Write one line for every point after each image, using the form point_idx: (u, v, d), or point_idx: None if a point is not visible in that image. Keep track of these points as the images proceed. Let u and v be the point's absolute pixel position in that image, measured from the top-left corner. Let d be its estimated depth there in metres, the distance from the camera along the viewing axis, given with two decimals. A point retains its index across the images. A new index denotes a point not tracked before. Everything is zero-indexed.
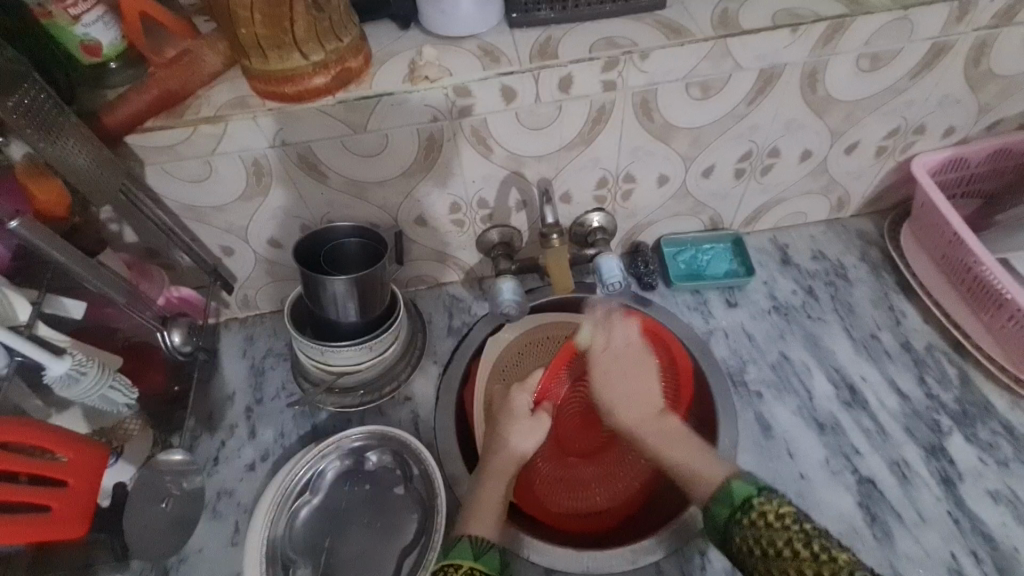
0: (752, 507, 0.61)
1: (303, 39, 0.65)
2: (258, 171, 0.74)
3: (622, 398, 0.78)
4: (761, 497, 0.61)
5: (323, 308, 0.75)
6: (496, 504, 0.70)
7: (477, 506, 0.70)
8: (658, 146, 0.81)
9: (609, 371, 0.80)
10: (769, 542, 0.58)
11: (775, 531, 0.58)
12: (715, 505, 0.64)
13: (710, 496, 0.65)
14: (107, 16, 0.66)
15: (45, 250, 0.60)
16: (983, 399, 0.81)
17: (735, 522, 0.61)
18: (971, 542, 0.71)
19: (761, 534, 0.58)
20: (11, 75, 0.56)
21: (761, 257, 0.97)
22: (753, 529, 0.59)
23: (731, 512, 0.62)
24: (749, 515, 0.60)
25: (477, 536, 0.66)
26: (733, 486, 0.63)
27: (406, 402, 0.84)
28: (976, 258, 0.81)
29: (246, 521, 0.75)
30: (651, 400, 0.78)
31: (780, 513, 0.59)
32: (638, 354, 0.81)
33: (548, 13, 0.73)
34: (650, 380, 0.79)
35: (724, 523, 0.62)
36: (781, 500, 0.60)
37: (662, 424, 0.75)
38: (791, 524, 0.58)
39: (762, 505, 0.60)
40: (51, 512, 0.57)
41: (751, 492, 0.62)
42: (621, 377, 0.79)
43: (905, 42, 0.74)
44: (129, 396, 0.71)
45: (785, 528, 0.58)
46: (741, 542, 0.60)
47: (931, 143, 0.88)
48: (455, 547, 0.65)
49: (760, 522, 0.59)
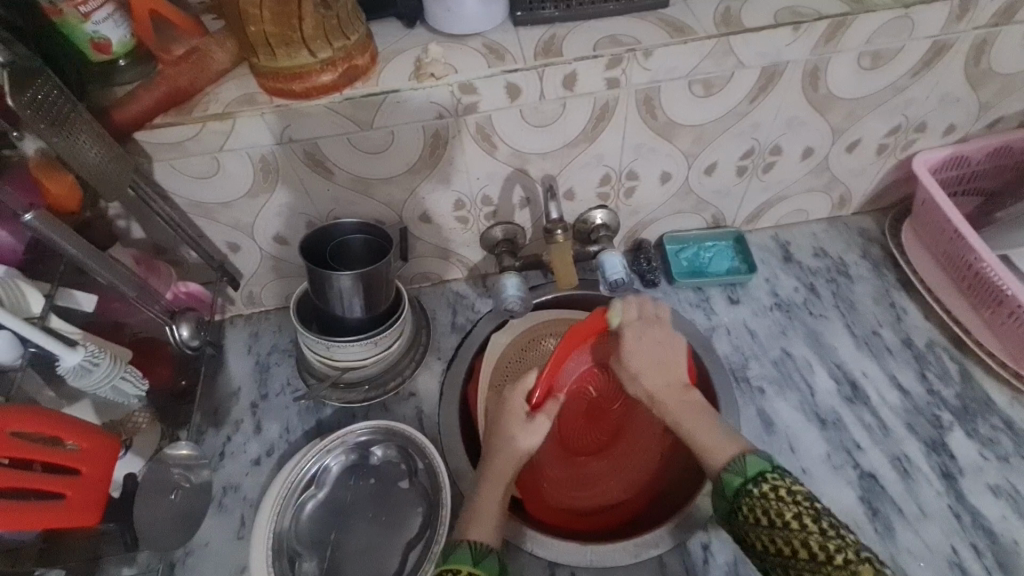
0: (763, 480, 0.60)
1: (311, 37, 0.66)
2: (265, 167, 0.75)
3: (648, 368, 0.77)
4: (774, 473, 0.60)
5: (329, 303, 0.75)
6: (496, 512, 0.69)
7: (477, 512, 0.68)
8: (660, 144, 0.81)
9: (639, 337, 0.78)
10: (778, 514, 0.57)
11: (785, 504, 0.57)
12: (727, 475, 0.62)
13: (725, 466, 0.64)
14: (117, 14, 0.67)
15: (57, 243, 0.61)
16: (984, 395, 0.81)
17: (746, 493, 0.60)
18: (972, 536, 0.71)
19: (771, 506, 0.58)
20: (26, 69, 0.58)
21: (763, 255, 0.97)
22: (762, 502, 0.59)
23: (743, 483, 0.61)
24: (760, 487, 0.60)
25: (476, 543, 0.64)
26: (748, 460, 0.62)
27: (410, 398, 0.85)
28: (976, 255, 0.82)
29: (252, 514, 0.75)
30: (675, 372, 0.76)
31: (792, 489, 0.58)
32: (667, 328, 0.79)
33: (552, 12, 0.74)
34: (671, 354, 0.78)
35: (733, 494, 0.61)
36: (793, 479, 0.60)
37: (686, 397, 0.74)
38: (802, 501, 0.57)
39: (774, 480, 0.60)
40: (65, 499, 0.57)
41: (765, 468, 0.61)
42: (650, 345, 0.78)
43: (906, 40, 0.75)
44: (140, 389, 0.72)
45: (796, 502, 0.57)
46: (748, 513, 0.59)
47: (932, 141, 0.89)
48: (454, 553, 0.63)
49: (771, 495, 0.59)
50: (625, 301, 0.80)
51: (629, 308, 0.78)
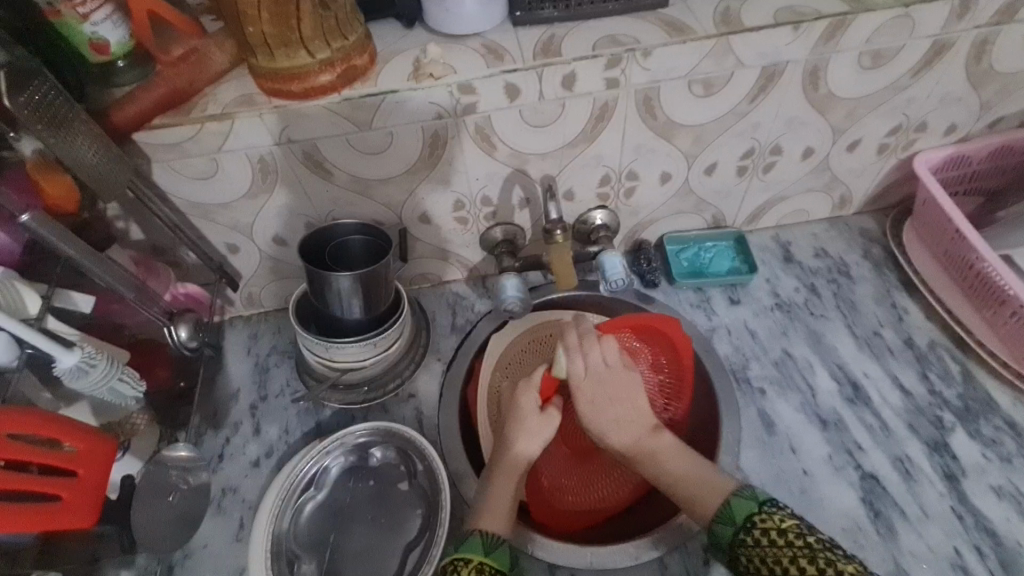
0: (754, 524, 0.63)
1: (309, 37, 0.66)
2: (263, 168, 0.75)
3: (607, 427, 0.75)
4: (762, 514, 0.63)
5: (328, 305, 0.75)
6: (508, 501, 0.71)
7: (487, 502, 0.71)
8: (660, 144, 0.81)
9: (594, 397, 0.75)
10: (775, 560, 0.60)
11: (780, 550, 0.60)
12: (717, 524, 0.65)
13: (715, 515, 0.66)
14: (116, 16, 0.67)
15: (55, 244, 0.60)
16: (986, 395, 0.81)
17: (739, 540, 0.63)
18: (974, 538, 0.71)
19: (767, 553, 0.61)
20: (22, 71, 0.57)
21: (763, 255, 0.97)
22: (757, 549, 0.62)
23: (735, 533, 0.64)
24: (752, 534, 0.63)
25: (487, 533, 0.67)
26: (733, 506, 0.65)
27: (409, 399, 0.85)
28: (978, 255, 0.82)
29: (251, 516, 0.75)
30: (641, 421, 0.75)
31: (783, 529, 0.61)
32: (622, 374, 0.76)
33: (551, 11, 0.74)
34: (627, 401, 0.75)
35: (728, 544, 0.64)
36: (781, 515, 0.63)
37: (664, 441, 0.75)
38: (795, 540, 0.60)
39: (764, 522, 0.63)
40: (60, 501, 0.57)
41: (751, 509, 0.65)
42: (600, 401, 0.75)
43: (906, 40, 0.75)
44: (138, 390, 0.72)
45: (788, 544, 0.60)
46: (747, 563, 0.62)
47: (933, 140, 0.89)
48: (467, 541, 0.66)
49: (764, 540, 0.61)
50: (570, 353, 0.76)
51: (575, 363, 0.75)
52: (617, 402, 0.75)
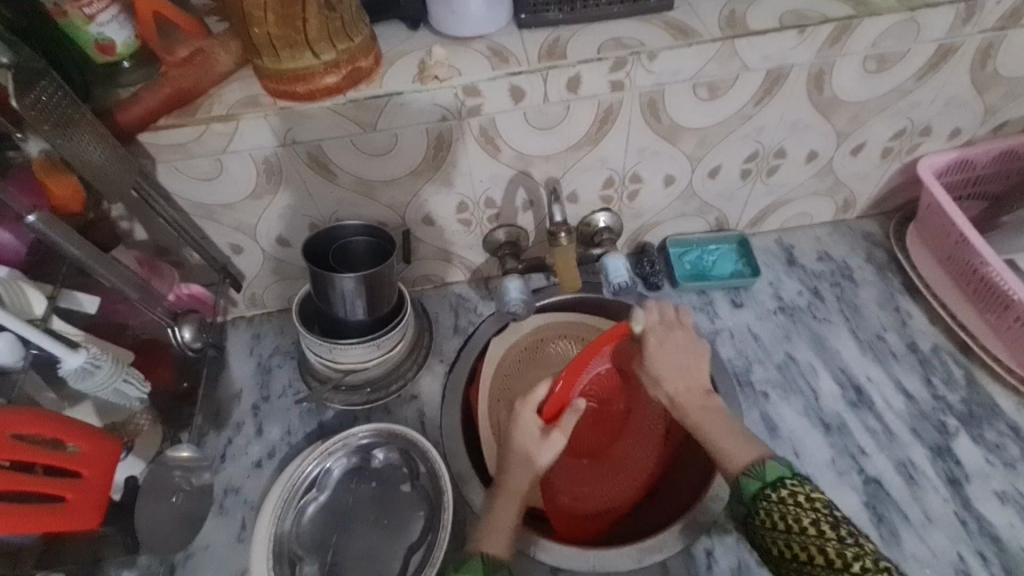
0: (782, 486, 0.61)
1: (315, 38, 0.66)
2: (268, 169, 0.75)
3: (670, 374, 0.73)
4: (794, 478, 0.61)
5: (331, 306, 0.75)
6: (509, 524, 0.68)
7: (489, 528, 0.68)
8: (665, 146, 0.81)
9: (664, 342, 0.74)
10: (794, 519, 0.58)
11: (804, 511, 0.58)
12: (745, 478, 0.63)
13: (743, 470, 0.63)
14: (122, 16, 0.67)
15: (61, 245, 0.60)
16: (990, 400, 0.81)
17: (762, 497, 0.61)
18: (978, 543, 0.71)
19: (788, 512, 0.59)
20: (33, 70, 0.58)
21: (766, 258, 0.97)
22: (779, 507, 0.60)
23: (759, 487, 0.61)
24: (777, 493, 0.60)
25: (489, 556, 0.64)
26: (766, 465, 0.62)
27: (412, 401, 0.85)
28: (982, 260, 0.82)
29: (253, 517, 0.75)
30: (698, 377, 0.73)
31: (811, 495, 0.59)
32: (688, 333, 0.76)
33: (556, 14, 0.74)
34: (698, 359, 0.74)
35: (750, 499, 0.62)
36: (812, 485, 0.61)
37: (708, 404, 0.71)
38: (821, 507, 0.59)
39: (794, 486, 0.61)
40: (66, 502, 0.57)
41: (785, 471, 0.62)
42: (670, 353, 0.74)
43: (911, 44, 0.75)
44: (142, 390, 0.72)
45: (814, 509, 0.58)
46: (765, 517, 0.60)
47: (937, 144, 0.89)
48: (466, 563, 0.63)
49: (789, 500, 0.59)
50: (638, 307, 0.76)
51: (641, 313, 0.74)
52: (682, 358, 0.74)
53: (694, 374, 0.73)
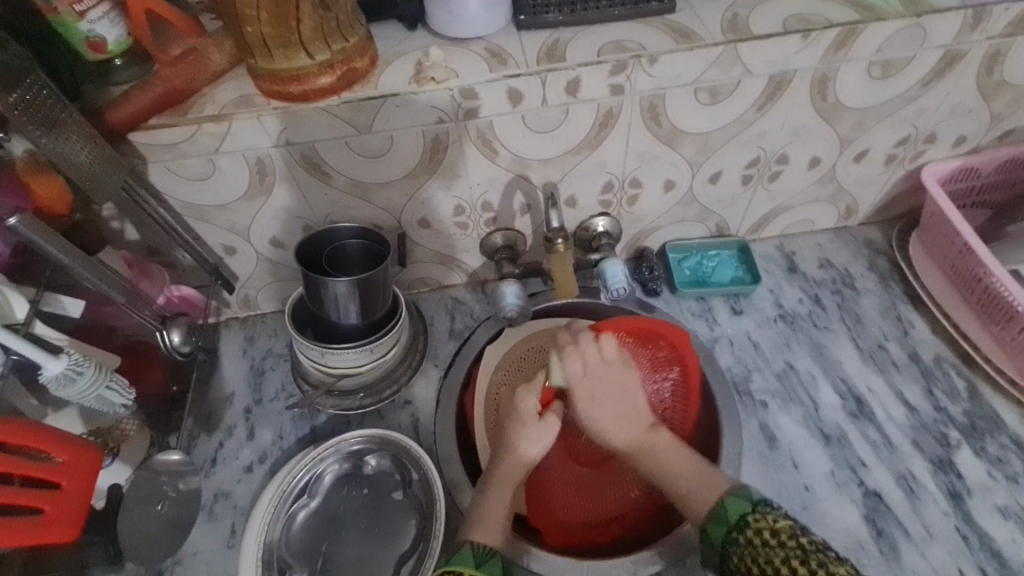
0: (746, 525, 0.63)
1: (309, 38, 0.64)
2: (261, 170, 0.74)
3: (610, 424, 0.76)
4: (756, 514, 0.63)
5: (323, 309, 0.74)
6: (501, 513, 0.69)
7: (483, 515, 0.69)
8: (665, 151, 0.80)
9: (593, 396, 0.76)
10: (766, 561, 0.59)
11: (771, 548, 0.60)
12: (711, 525, 0.65)
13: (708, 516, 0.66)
14: (113, 13, 0.66)
15: (45, 248, 0.59)
16: (993, 412, 0.80)
17: (732, 541, 0.63)
18: (979, 559, 0.70)
19: (758, 552, 0.60)
20: (15, 70, 0.56)
21: (767, 264, 0.96)
22: (750, 548, 0.61)
23: (727, 532, 0.63)
24: (745, 534, 0.62)
25: (478, 545, 0.66)
26: (727, 504, 0.65)
27: (406, 406, 0.83)
28: (987, 270, 0.80)
29: (243, 523, 0.74)
30: (638, 418, 0.77)
31: (776, 529, 0.61)
32: (625, 368, 0.77)
33: (556, 16, 0.73)
34: (635, 401, 0.77)
35: (720, 543, 0.64)
36: (775, 515, 0.62)
37: (653, 444, 0.75)
38: (788, 541, 0.60)
39: (758, 522, 0.62)
40: (44, 513, 0.56)
41: (745, 509, 0.64)
42: (602, 404, 0.76)
43: (917, 50, 0.73)
44: (127, 398, 0.71)
45: (782, 545, 0.60)
46: (738, 562, 0.61)
47: (942, 152, 0.87)
48: (458, 553, 0.65)
49: (756, 540, 0.61)
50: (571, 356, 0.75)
51: (570, 366, 0.75)
52: (621, 401, 0.77)
53: (634, 416, 0.76)
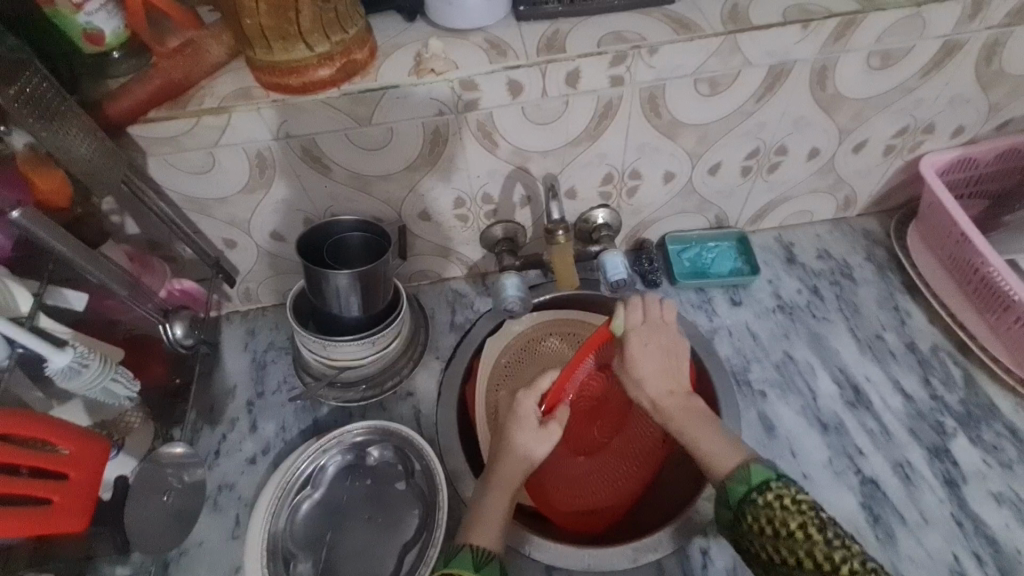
0: (767, 489, 0.61)
1: (308, 30, 0.64)
2: (261, 163, 0.74)
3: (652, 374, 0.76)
4: (779, 481, 0.61)
5: (325, 302, 0.74)
6: (500, 517, 0.68)
7: (480, 517, 0.68)
8: (664, 143, 0.80)
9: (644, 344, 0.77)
10: (783, 523, 0.58)
11: (791, 513, 0.58)
12: (732, 483, 0.63)
13: (728, 476, 0.64)
14: (110, 5, 0.65)
15: (46, 241, 0.60)
16: (988, 401, 0.80)
17: (750, 501, 0.61)
18: (974, 544, 0.71)
19: (775, 515, 0.59)
20: (14, 62, 0.56)
21: (765, 256, 0.96)
22: (767, 510, 0.59)
23: (747, 491, 0.62)
24: (764, 496, 0.60)
25: (477, 547, 0.64)
26: (752, 468, 0.63)
27: (407, 398, 0.84)
28: (984, 260, 0.81)
29: (246, 514, 0.75)
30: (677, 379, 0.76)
31: (798, 498, 0.59)
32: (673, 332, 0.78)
33: (556, 7, 0.73)
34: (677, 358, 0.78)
35: (737, 503, 0.62)
36: (798, 487, 0.60)
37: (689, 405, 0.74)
38: (807, 510, 0.58)
39: (779, 488, 0.60)
40: (52, 504, 0.56)
41: (769, 475, 0.62)
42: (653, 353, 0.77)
43: (917, 40, 0.73)
44: (132, 390, 0.71)
45: (800, 512, 0.58)
46: (753, 522, 0.60)
47: (940, 142, 0.88)
48: (455, 557, 0.63)
49: (776, 504, 0.59)
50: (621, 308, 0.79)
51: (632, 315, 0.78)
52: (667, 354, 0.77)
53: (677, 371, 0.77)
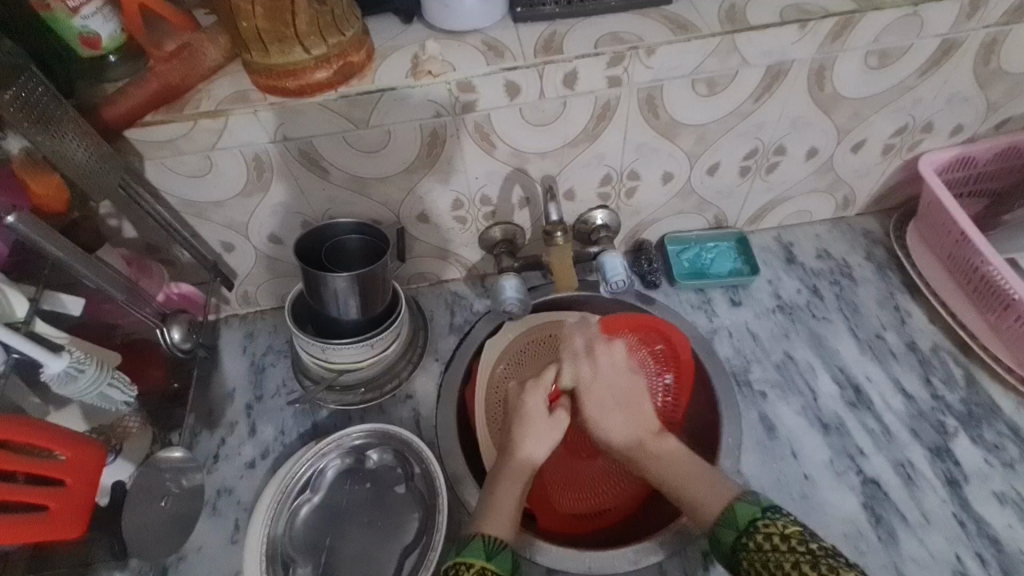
0: (756, 529, 0.60)
1: (304, 32, 0.65)
2: (259, 166, 0.73)
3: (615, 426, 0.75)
4: (766, 518, 0.61)
5: (324, 305, 0.74)
6: (513, 505, 0.68)
7: (492, 505, 0.67)
8: (663, 144, 0.80)
9: (602, 403, 0.76)
10: (775, 564, 0.57)
11: (782, 554, 0.57)
12: (721, 528, 0.63)
13: (716, 519, 0.64)
14: (106, 9, 0.65)
15: (42, 245, 0.59)
16: (989, 400, 0.80)
17: (741, 545, 0.60)
18: (976, 545, 0.70)
19: (768, 557, 0.58)
20: (10, 67, 0.55)
21: (765, 256, 0.96)
22: (759, 553, 0.58)
23: (737, 537, 0.61)
24: (755, 539, 0.60)
25: (489, 536, 0.64)
26: (737, 509, 0.63)
27: (407, 400, 0.84)
28: (983, 258, 0.81)
29: (246, 519, 0.74)
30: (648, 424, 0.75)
31: (785, 534, 0.58)
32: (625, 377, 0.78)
33: (553, 8, 0.73)
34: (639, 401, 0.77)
35: (731, 550, 0.61)
36: (786, 521, 0.60)
37: (661, 447, 0.73)
38: (797, 546, 0.57)
39: (767, 527, 0.60)
40: (48, 511, 0.56)
41: (755, 514, 0.62)
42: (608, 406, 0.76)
43: (914, 39, 0.73)
44: (128, 395, 0.71)
45: (791, 549, 0.57)
46: (749, 566, 0.59)
47: (939, 141, 0.88)
48: (468, 546, 0.63)
49: (767, 545, 0.59)
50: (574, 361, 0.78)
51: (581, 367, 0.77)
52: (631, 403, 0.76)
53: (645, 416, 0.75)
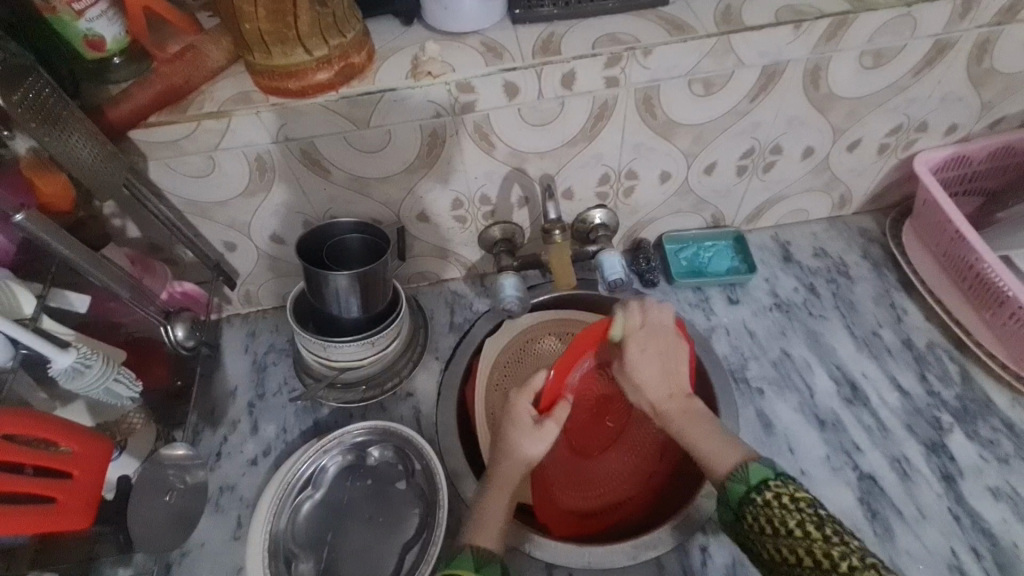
0: (766, 488, 0.61)
1: (306, 34, 0.65)
2: (261, 166, 0.74)
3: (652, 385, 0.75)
4: (777, 480, 0.61)
5: (325, 303, 0.75)
6: (501, 515, 0.68)
7: (480, 516, 0.68)
8: (660, 143, 0.81)
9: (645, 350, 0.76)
10: (781, 521, 0.58)
11: (789, 512, 0.58)
12: (732, 482, 0.64)
13: (727, 475, 0.65)
14: (111, 11, 0.66)
15: (48, 242, 0.60)
16: (984, 396, 0.81)
17: (749, 501, 0.62)
18: (971, 539, 0.71)
19: (774, 513, 0.59)
20: (16, 68, 0.56)
21: (762, 255, 0.97)
22: (766, 509, 0.60)
23: (746, 491, 0.62)
24: (762, 495, 0.61)
25: (479, 548, 0.64)
26: (750, 468, 0.63)
27: (407, 398, 0.84)
28: (977, 256, 0.81)
29: (248, 515, 0.75)
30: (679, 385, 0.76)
31: (795, 496, 0.59)
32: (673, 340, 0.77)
33: (551, 9, 0.74)
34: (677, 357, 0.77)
35: (737, 503, 0.63)
36: (796, 486, 0.61)
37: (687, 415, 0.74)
38: (805, 508, 0.58)
39: (777, 487, 0.61)
40: (56, 502, 0.57)
41: (767, 475, 0.62)
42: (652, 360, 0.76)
43: (908, 39, 0.74)
44: (133, 390, 0.72)
45: (798, 509, 0.58)
46: (753, 521, 0.60)
47: (934, 140, 0.88)
48: (457, 559, 0.63)
49: (775, 502, 0.60)
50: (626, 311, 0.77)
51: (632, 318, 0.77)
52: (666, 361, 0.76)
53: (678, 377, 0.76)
